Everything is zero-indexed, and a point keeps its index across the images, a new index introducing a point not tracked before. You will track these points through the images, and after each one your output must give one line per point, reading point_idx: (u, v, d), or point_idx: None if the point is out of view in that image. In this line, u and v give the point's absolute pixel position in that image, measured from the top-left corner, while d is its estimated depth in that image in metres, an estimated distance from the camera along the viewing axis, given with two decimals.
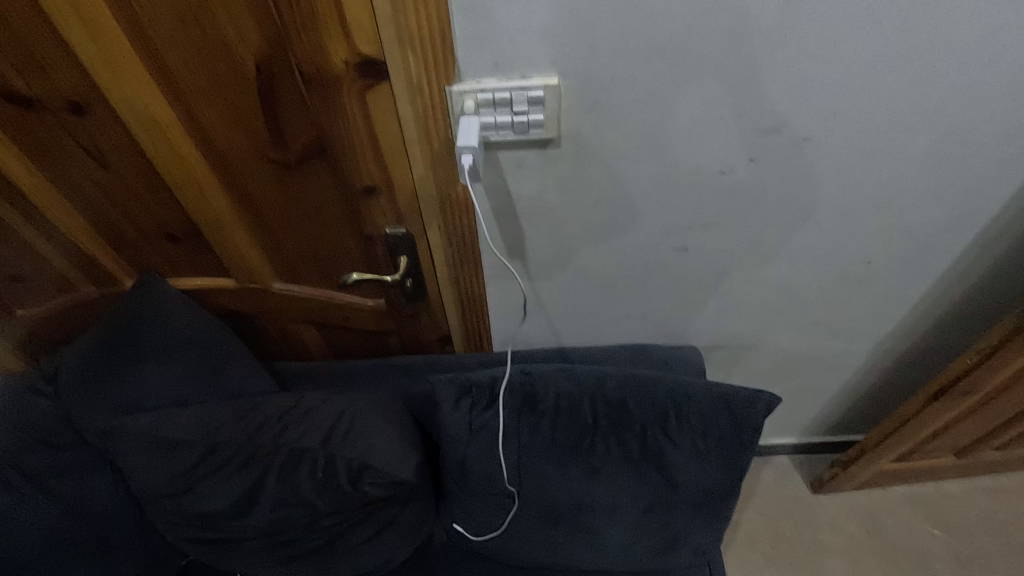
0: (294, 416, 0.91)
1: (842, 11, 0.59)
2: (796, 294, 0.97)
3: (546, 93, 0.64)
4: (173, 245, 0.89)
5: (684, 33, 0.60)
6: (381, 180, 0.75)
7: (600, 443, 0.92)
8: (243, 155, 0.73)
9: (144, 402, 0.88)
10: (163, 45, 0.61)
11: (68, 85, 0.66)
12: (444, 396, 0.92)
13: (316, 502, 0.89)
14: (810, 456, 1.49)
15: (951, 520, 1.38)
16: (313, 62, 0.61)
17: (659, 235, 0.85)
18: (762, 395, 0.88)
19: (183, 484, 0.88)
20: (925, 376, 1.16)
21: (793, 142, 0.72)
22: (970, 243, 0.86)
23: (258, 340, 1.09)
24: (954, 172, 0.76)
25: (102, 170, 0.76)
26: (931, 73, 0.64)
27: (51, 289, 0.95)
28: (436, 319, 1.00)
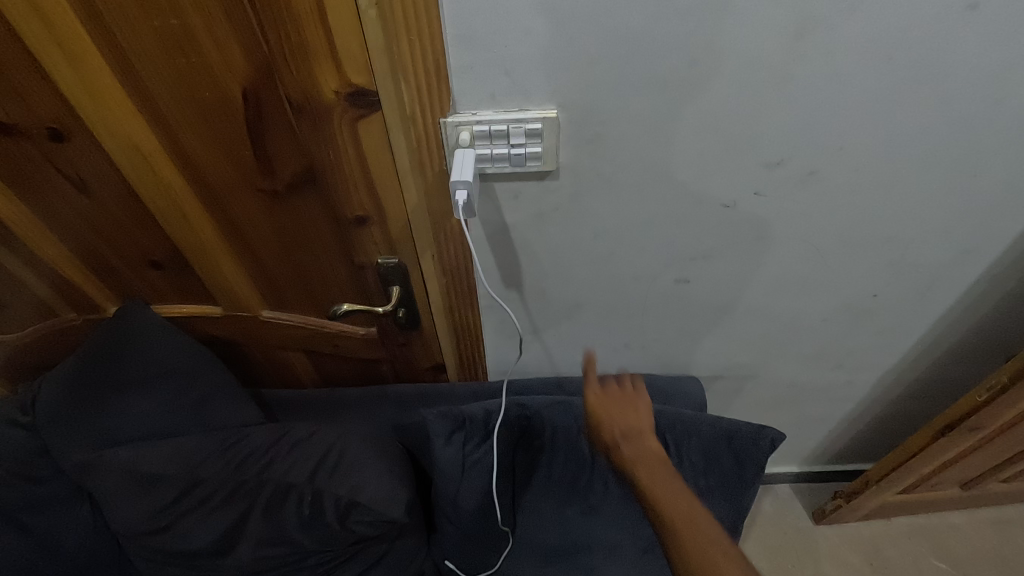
0: (282, 448, 0.89)
1: (851, 46, 0.57)
2: (799, 326, 0.95)
3: (545, 126, 0.62)
4: (157, 271, 0.86)
5: (688, 66, 0.58)
6: (373, 210, 0.72)
7: (598, 481, 0.89)
8: (230, 184, 0.71)
9: (123, 435, 0.86)
10: (145, 72, 0.59)
11: (47, 112, 0.63)
12: (437, 431, 0.87)
13: (303, 541, 0.85)
14: (811, 485, 1.46)
15: (955, 552, 1.35)
16: (303, 91, 0.59)
17: (660, 267, 0.83)
18: (767, 431, 0.86)
19: (163, 520, 0.84)
20: (930, 407, 1.14)
21: (799, 176, 0.70)
22: (977, 278, 0.84)
23: (247, 367, 1.06)
24: (961, 208, 0.74)
25: (83, 198, 0.74)
26: (941, 108, 0.62)
27: (32, 316, 0.92)
28: (430, 348, 0.97)
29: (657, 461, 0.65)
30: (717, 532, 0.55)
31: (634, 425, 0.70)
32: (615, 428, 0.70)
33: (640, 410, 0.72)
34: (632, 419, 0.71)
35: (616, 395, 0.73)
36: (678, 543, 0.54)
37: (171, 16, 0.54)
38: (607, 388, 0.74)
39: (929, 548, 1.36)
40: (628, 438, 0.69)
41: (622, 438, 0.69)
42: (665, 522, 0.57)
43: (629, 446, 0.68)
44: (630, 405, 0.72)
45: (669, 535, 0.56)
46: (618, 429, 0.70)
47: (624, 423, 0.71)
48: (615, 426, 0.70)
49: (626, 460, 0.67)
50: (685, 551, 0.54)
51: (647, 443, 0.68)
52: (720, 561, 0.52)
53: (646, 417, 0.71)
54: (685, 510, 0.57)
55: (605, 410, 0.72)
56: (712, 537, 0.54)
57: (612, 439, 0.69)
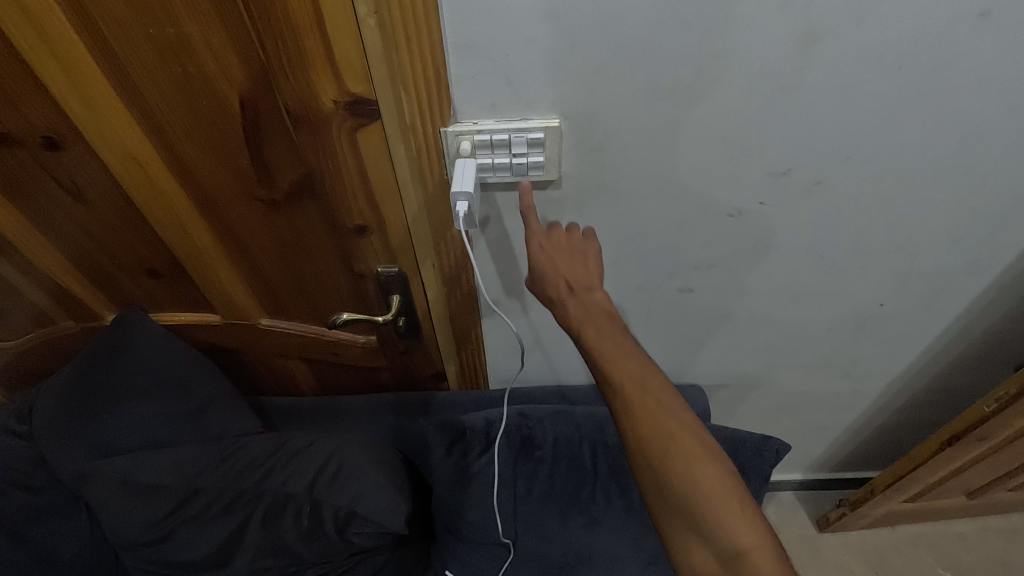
0: (281, 458, 0.88)
1: (860, 55, 0.55)
2: (804, 335, 0.93)
3: (547, 135, 0.61)
4: (155, 280, 0.85)
5: (693, 75, 0.57)
6: (373, 219, 0.71)
7: (601, 492, 0.87)
8: (228, 193, 0.70)
9: (120, 444, 0.84)
10: (142, 81, 0.58)
11: (42, 121, 0.62)
12: (434, 442, 0.90)
13: (302, 552, 0.84)
14: (815, 493, 1.44)
15: (961, 561, 1.34)
16: (301, 100, 0.58)
17: (664, 276, 0.82)
18: (771, 441, 0.87)
19: (160, 531, 0.84)
20: (936, 416, 1.13)
21: (805, 186, 0.68)
22: (985, 288, 0.83)
23: (246, 375, 1.05)
24: (971, 217, 0.73)
25: (80, 207, 0.73)
26: (951, 117, 0.61)
27: (30, 323, 0.92)
28: (431, 357, 0.96)
29: (605, 320, 0.62)
30: (667, 396, 0.59)
31: (584, 278, 0.65)
32: (562, 280, 0.65)
33: (590, 259, 0.67)
34: (581, 270, 0.66)
35: (566, 243, 0.67)
36: (633, 409, 0.58)
37: (167, 24, 0.53)
38: (554, 233, 0.67)
39: (934, 557, 1.35)
40: (578, 290, 0.64)
41: (574, 290, 0.64)
42: (620, 394, 0.59)
43: (578, 299, 0.64)
44: (580, 252, 0.67)
45: (620, 400, 0.59)
46: (568, 280, 0.65)
47: (576, 275, 0.65)
48: (565, 277, 0.65)
49: (573, 319, 0.63)
50: (639, 415, 0.58)
51: (593, 298, 0.64)
52: (674, 427, 0.57)
53: (595, 271, 0.66)
54: (635, 375, 0.59)
55: (550, 258, 0.65)
56: (661, 399, 0.58)
57: (562, 285, 0.64)
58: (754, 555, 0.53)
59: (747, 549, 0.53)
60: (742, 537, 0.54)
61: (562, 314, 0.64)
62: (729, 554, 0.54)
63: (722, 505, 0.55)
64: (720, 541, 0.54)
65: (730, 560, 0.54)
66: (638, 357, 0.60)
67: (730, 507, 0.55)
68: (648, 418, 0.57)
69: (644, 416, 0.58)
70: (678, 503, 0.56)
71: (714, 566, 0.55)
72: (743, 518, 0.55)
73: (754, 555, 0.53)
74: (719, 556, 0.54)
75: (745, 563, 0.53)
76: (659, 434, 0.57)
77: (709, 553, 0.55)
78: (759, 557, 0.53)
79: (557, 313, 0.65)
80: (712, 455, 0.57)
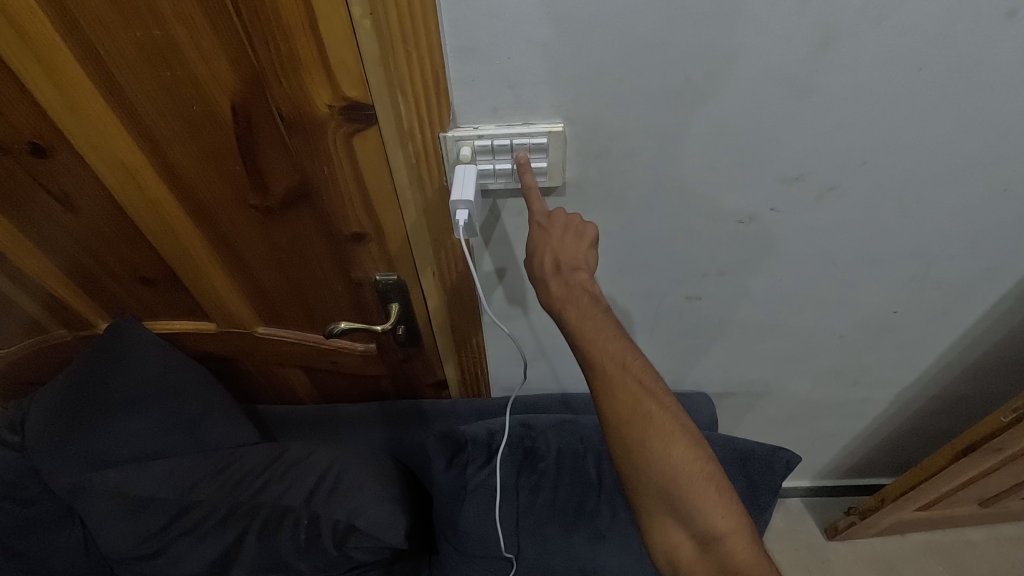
0: (277, 470, 0.86)
1: (878, 56, 0.53)
2: (814, 343, 0.91)
3: (551, 140, 0.59)
4: (149, 288, 0.83)
5: (702, 78, 0.54)
6: (371, 227, 0.69)
7: (605, 505, 0.85)
8: (220, 200, 0.68)
9: (112, 455, 0.82)
10: (130, 86, 0.56)
11: (28, 127, 0.60)
12: (436, 454, 0.86)
13: (299, 567, 0.81)
14: (823, 500, 1.42)
15: (972, 570, 1.31)
16: (294, 106, 0.56)
17: (670, 283, 0.80)
18: (780, 453, 0.85)
19: (153, 545, 0.82)
20: (949, 424, 1.10)
21: (818, 192, 0.66)
22: (1004, 295, 0.80)
23: (243, 383, 1.03)
24: (988, 225, 0.70)
25: (70, 215, 0.71)
26: (972, 121, 0.59)
27: (21, 333, 0.90)
28: (431, 365, 0.94)
29: (589, 301, 0.59)
30: (648, 377, 0.56)
31: (573, 256, 0.60)
32: (548, 254, 0.60)
33: (587, 236, 0.61)
34: (570, 242, 0.61)
35: (563, 223, 0.61)
36: (613, 390, 0.55)
37: (154, 27, 0.51)
38: (554, 213, 0.62)
39: (944, 565, 1.32)
40: (564, 268, 0.60)
41: (559, 269, 0.60)
42: (601, 374, 0.55)
43: (560, 279, 0.59)
44: (575, 233, 0.61)
45: (600, 380, 0.55)
46: (556, 255, 0.60)
47: (565, 251, 0.60)
48: (552, 250, 0.60)
49: (555, 299, 0.59)
50: (618, 395, 0.55)
51: (580, 279, 0.59)
52: (654, 409, 0.55)
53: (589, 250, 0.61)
54: (617, 356, 0.56)
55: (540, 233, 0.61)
56: (642, 379, 0.55)
57: (549, 261, 0.60)
58: (732, 541, 0.51)
59: (724, 533, 0.51)
60: (719, 521, 0.52)
61: (544, 294, 0.60)
62: (707, 537, 0.52)
63: (700, 488, 0.53)
64: (699, 527, 0.52)
65: (709, 545, 0.52)
66: (620, 339, 0.57)
67: (708, 491, 0.53)
68: (626, 399, 0.55)
69: (623, 395, 0.55)
70: (654, 485, 0.54)
71: (693, 550, 0.52)
72: (721, 502, 0.53)
73: (730, 541, 0.51)
74: (697, 540, 0.52)
75: (723, 550, 0.51)
76: (637, 415, 0.54)
77: (686, 536, 0.53)
78: (736, 543, 0.51)
79: (538, 291, 0.61)
80: (691, 437, 0.55)
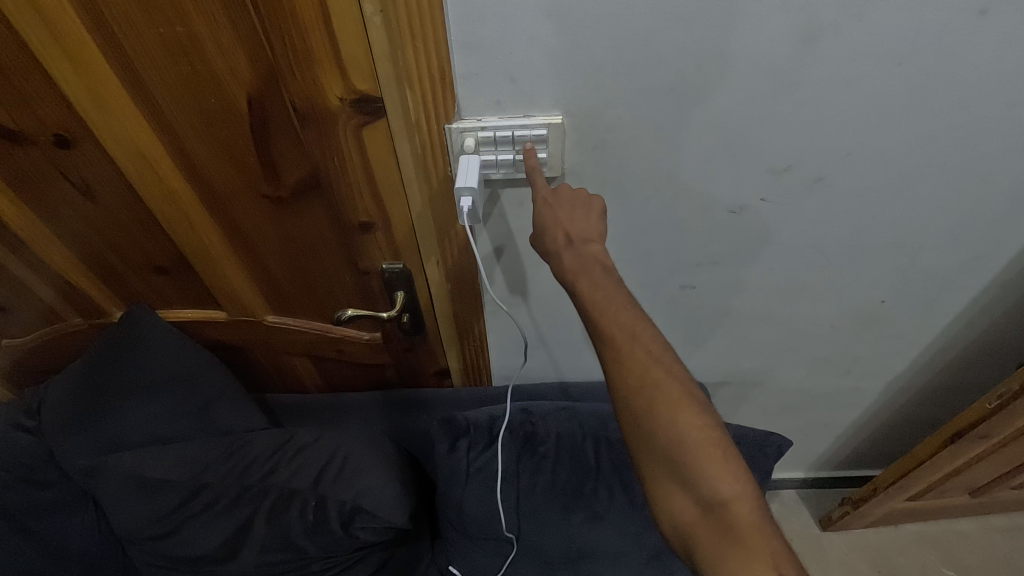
0: (285, 454, 0.89)
1: (858, 51, 0.56)
2: (807, 332, 0.94)
3: (550, 132, 0.62)
4: (163, 276, 0.86)
5: (694, 71, 0.57)
6: (378, 217, 0.72)
7: (603, 488, 0.87)
8: (234, 190, 0.71)
9: (129, 439, 0.86)
10: (151, 79, 0.59)
11: (54, 121, 0.64)
12: (439, 437, 0.90)
13: (307, 547, 0.84)
14: (818, 492, 1.45)
15: (964, 559, 1.34)
16: (307, 98, 0.59)
17: (665, 273, 0.82)
18: (773, 437, 0.88)
19: (168, 525, 0.85)
20: (939, 413, 1.13)
21: (805, 183, 0.69)
22: (987, 284, 0.83)
23: (251, 372, 1.06)
24: (971, 216, 0.73)
25: (90, 205, 0.74)
26: (951, 114, 0.62)
27: (39, 321, 0.93)
28: (435, 353, 0.97)
29: (600, 272, 0.61)
30: (656, 345, 0.57)
31: (583, 230, 0.64)
32: (562, 232, 0.63)
33: (593, 212, 0.65)
34: (581, 218, 0.64)
35: (571, 197, 0.65)
36: (621, 357, 0.56)
37: (176, 24, 0.54)
38: (558, 187, 0.66)
39: (937, 555, 1.35)
40: (575, 241, 0.63)
41: (571, 241, 0.63)
42: (609, 343, 0.57)
43: (573, 250, 0.62)
44: (584, 206, 0.65)
45: (609, 348, 0.57)
46: (567, 230, 0.63)
47: (576, 226, 0.64)
48: (564, 226, 0.63)
49: (567, 270, 0.62)
50: (625, 361, 0.56)
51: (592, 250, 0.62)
52: (661, 375, 0.55)
53: (598, 221, 0.64)
54: (626, 326, 0.57)
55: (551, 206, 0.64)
56: (650, 348, 0.57)
57: (560, 235, 0.63)
58: (734, 506, 0.51)
59: (727, 497, 0.51)
60: (723, 486, 0.51)
61: (557, 264, 0.63)
62: (710, 502, 0.51)
63: (705, 454, 0.53)
64: (703, 492, 0.52)
65: (712, 509, 0.51)
66: (631, 308, 0.59)
67: (713, 456, 0.53)
68: (634, 367, 0.56)
69: (630, 362, 0.56)
70: (659, 449, 0.54)
71: (696, 515, 0.52)
72: (726, 469, 0.52)
73: (732, 506, 0.51)
74: (700, 505, 0.52)
75: (727, 513, 0.51)
76: (645, 383, 0.55)
77: (690, 502, 0.53)
78: (738, 508, 0.51)
79: (552, 264, 0.63)
80: (699, 405, 0.55)
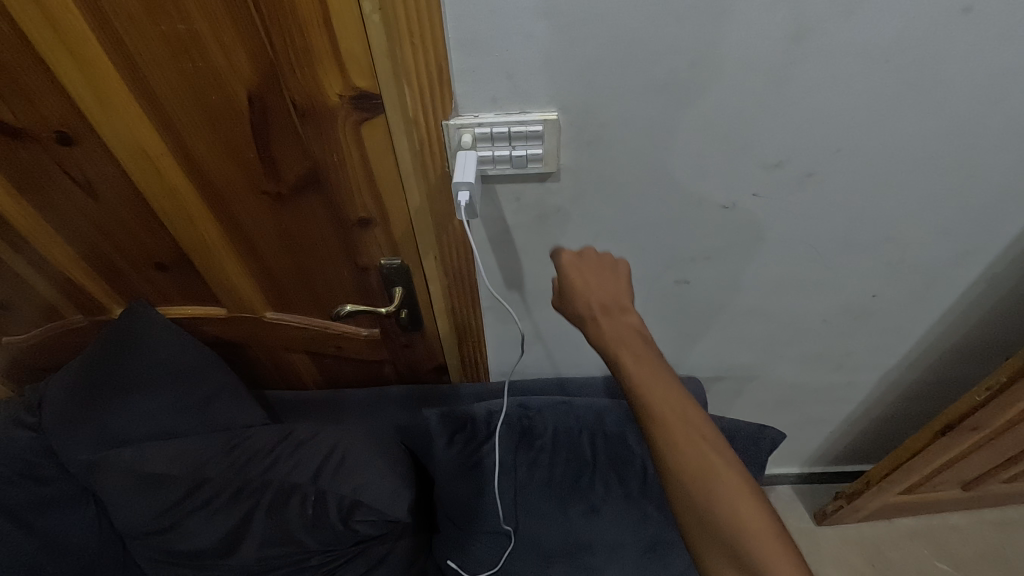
0: (285, 449, 0.89)
1: (847, 48, 0.57)
2: (799, 327, 0.95)
3: (545, 128, 0.63)
4: (163, 273, 0.87)
5: (687, 68, 0.59)
6: (377, 213, 0.73)
7: (600, 481, 0.89)
8: (234, 186, 0.72)
9: (130, 435, 0.87)
10: (153, 76, 0.60)
11: (56, 117, 0.64)
12: (438, 432, 0.91)
13: (306, 541, 0.85)
14: (813, 487, 1.46)
15: (957, 552, 1.36)
16: (307, 95, 0.60)
17: (660, 268, 0.84)
18: (767, 430, 0.89)
19: (168, 519, 0.85)
20: (930, 407, 1.14)
21: (797, 178, 0.70)
22: (976, 278, 0.85)
23: (250, 369, 1.07)
24: (959, 211, 0.75)
25: (90, 201, 0.75)
26: (937, 110, 0.63)
27: (39, 318, 0.94)
28: (433, 349, 0.98)
29: (639, 342, 0.62)
30: (707, 427, 0.55)
31: (616, 298, 0.68)
32: (598, 299, 0.67)
33: (619, 278, 0.71)
34: (611, 285, 0.69)
35: (596, 261, 0.73)
36: (672, 437, 0.54)
37: (178, 21, 0.55)
38: (583, 253, 0.74)
39: (930, 548, 1.36)
40: (613, 310, 0.66)
41: (609, 310, 0.66)
42: (657, 421, 0.55)
43: (612, 320, 0.64)
44: (610, 270, 0.72)
45: (657, 428, 0.55)
46: (603, 300, 0.67)
47: (608, 292, 0.68)
48: (597, 292, 0.68)
49: (607, 340, 0.63)
50: (675, 441, 0.54)
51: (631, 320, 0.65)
52: (713, 457, 0.53)
53: (626, 289, 0.69)
54: (674, 405, 0.56)
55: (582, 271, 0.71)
56: (701, 431, 0.54)
57: (597, 304, 0.66)
58: None
59: None
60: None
61: (597, 333, 0.64)
62: None
63: (765, 542, 0.49)
64: None
65: None
66: (678, 389, 0.58)
67: (775, 547, 0.49)
68: (686, 449, 0.54)
69: (681, 443, 0.54)
70: (719, 534, 0.50)
71: None
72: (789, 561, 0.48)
73: None
74: None
75: None
76: (700, 468, 0.53)
77: None
78: None
79: (591, 333, 0.65)
80: (756, 491, 0.52)
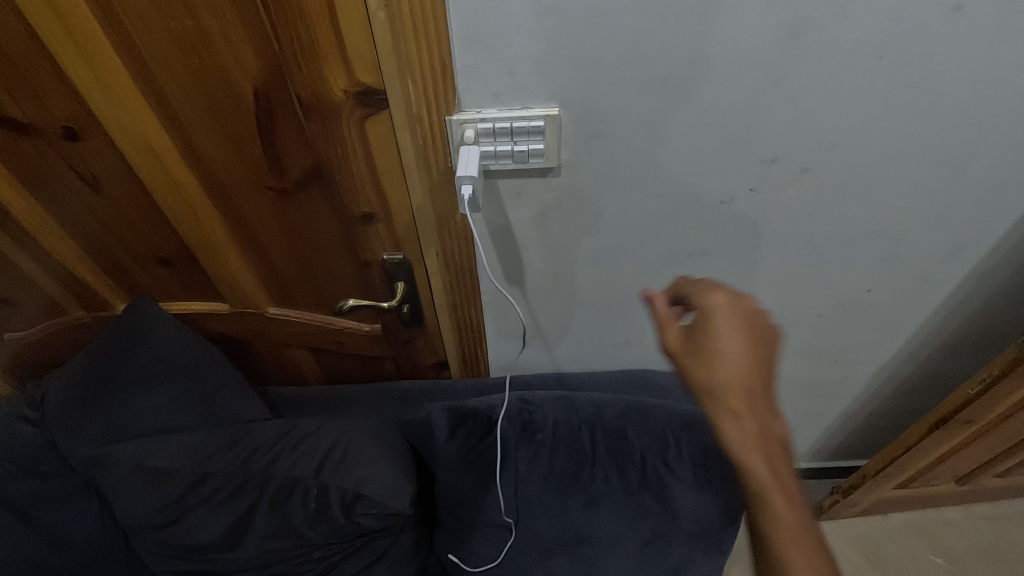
0: (287, 444, 0.90)
1: (842, 45, 0.59)
2: (796, 322, 0.97)
3: (547, 123, 0.64)
4: (166, 268, 0.87)
5: (685, 64, 0.60)
6: (380, 208, 0.74)
7: (599, 473, 0.90)
8: (239, 181, 0.73)
9: (132, 430, 0.87)
10: (160, 72, 0.61)
11: (63, 112, 0.65)
12: (440, 425, 0.92)
13: (309, 535, 0.86)
14: (809, 482, 1.47)
15: (952, 547, 1.37)
16: (312, 91, 0.61)
17: (658, 263, 0.85)
18: None
19: (171, 514, 0.86)
20: (925, 402, 1.16)
21: (792, 174, 0.72)
22: (970, 273, 0.86)
23: (251, 365, 1.07)
24: (951, 206, 0.76)
25: (95, 196, 0.76)
26: (929, 106, 0.64)
27: (42, 313, 0.94)
28: (434, 345, 0.99)
29: (779, 454, 0.49)
30: None
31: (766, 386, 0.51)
32: (740, 382, 0.49)
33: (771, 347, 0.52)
34: (762, 361, 0.51)
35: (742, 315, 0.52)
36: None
37: (186, 18, 0.56)
38: (730, 303, 0.53)
39: (925, 543, 1.38)
40: (758, 407, 0.49)
41: (754, 406, 0.49)
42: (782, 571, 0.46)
43: (754, 422, 0.49)
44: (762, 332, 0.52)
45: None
46: (750, 392, 0.49)
47: (757, 378, 0.50)
48: (745, 379, 0.50)
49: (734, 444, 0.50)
50: None
51: (773, 427, 0.49)
52: None
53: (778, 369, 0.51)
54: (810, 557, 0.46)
55: (721, 340, 0.51)
56: None
57: (739, 397, 0.49)
58: None
59: None
60: None
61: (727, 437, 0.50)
62: None
63: None
64: None
65: None
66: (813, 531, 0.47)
67: None
68: None
69: None
70: None
71: None
72: None
73: None
74: None
75: None
76: None
77: None
78: None
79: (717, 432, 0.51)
80: None
